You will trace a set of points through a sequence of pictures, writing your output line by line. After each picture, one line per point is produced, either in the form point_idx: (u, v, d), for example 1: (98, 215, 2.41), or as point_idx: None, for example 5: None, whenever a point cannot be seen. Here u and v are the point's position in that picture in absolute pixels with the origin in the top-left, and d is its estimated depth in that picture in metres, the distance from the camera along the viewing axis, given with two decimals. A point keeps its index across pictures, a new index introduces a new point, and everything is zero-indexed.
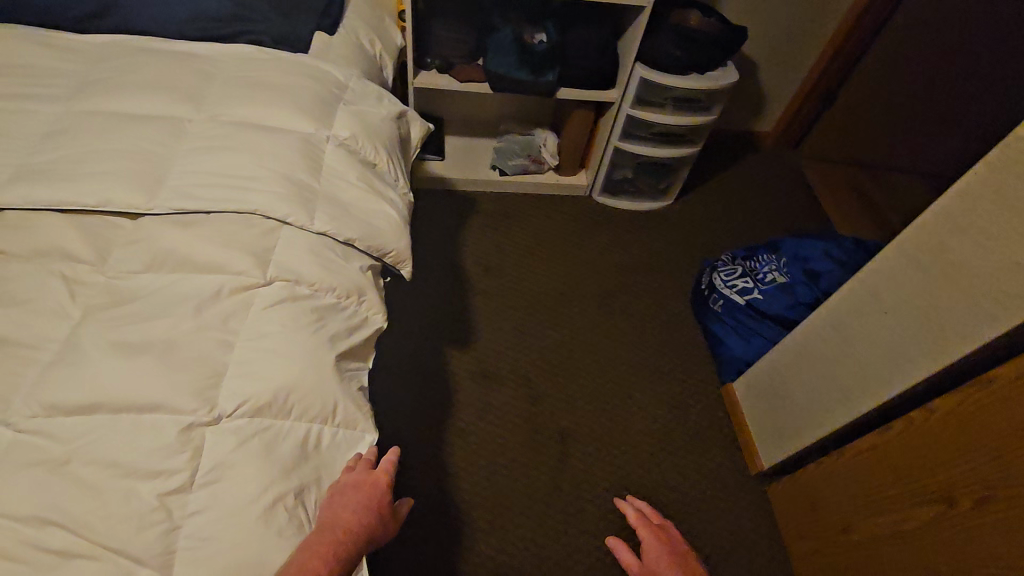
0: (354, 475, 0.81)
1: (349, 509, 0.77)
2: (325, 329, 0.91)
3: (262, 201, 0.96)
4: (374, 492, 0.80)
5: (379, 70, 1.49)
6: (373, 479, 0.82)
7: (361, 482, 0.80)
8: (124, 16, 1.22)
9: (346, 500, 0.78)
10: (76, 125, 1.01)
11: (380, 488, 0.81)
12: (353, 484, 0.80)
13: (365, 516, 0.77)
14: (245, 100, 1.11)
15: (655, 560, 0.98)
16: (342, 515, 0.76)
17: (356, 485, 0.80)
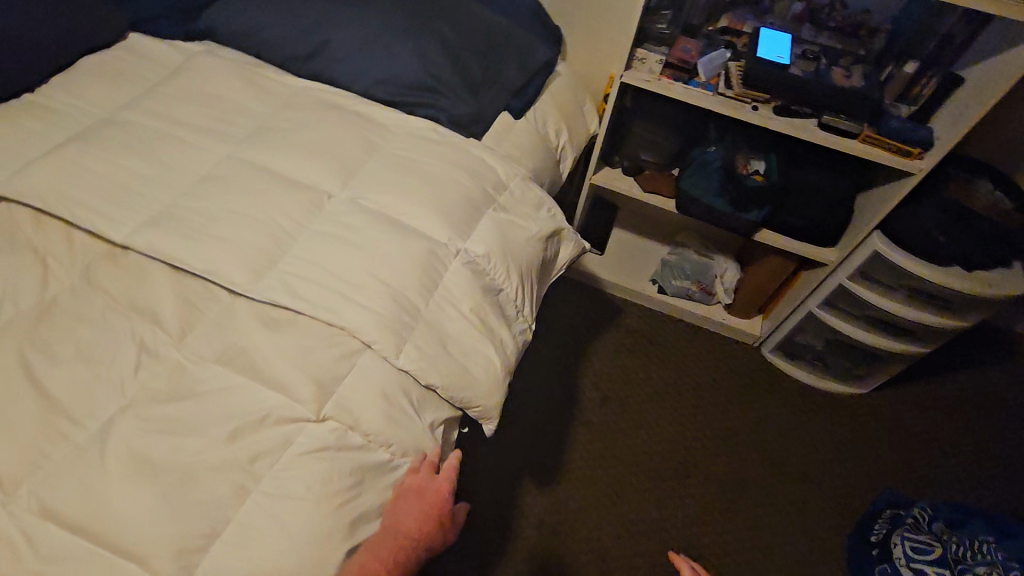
0: (417, 481, 0.80)
1: (410, 515, 0.77)
2: (356, 501, 0.76)
3: (356, 320, 0.84)
4: (436, 497, 0.80)
5: (555, 166, 1.33)
6: (434, 483, 0.81)
7: (424, 489, 0.80)
8: (325, 62, 1.21)
9: (409, 505, 0.78)
10: (231, 175, 1.00)
11: (442, 494, 0.80)
12: (414, 490, 0.80)
13: (425, 523, 0.78)
14: (393, 187, 1.01)
15: None
16: (403, 521, 0.77)
17: (420, 491, 0.80)
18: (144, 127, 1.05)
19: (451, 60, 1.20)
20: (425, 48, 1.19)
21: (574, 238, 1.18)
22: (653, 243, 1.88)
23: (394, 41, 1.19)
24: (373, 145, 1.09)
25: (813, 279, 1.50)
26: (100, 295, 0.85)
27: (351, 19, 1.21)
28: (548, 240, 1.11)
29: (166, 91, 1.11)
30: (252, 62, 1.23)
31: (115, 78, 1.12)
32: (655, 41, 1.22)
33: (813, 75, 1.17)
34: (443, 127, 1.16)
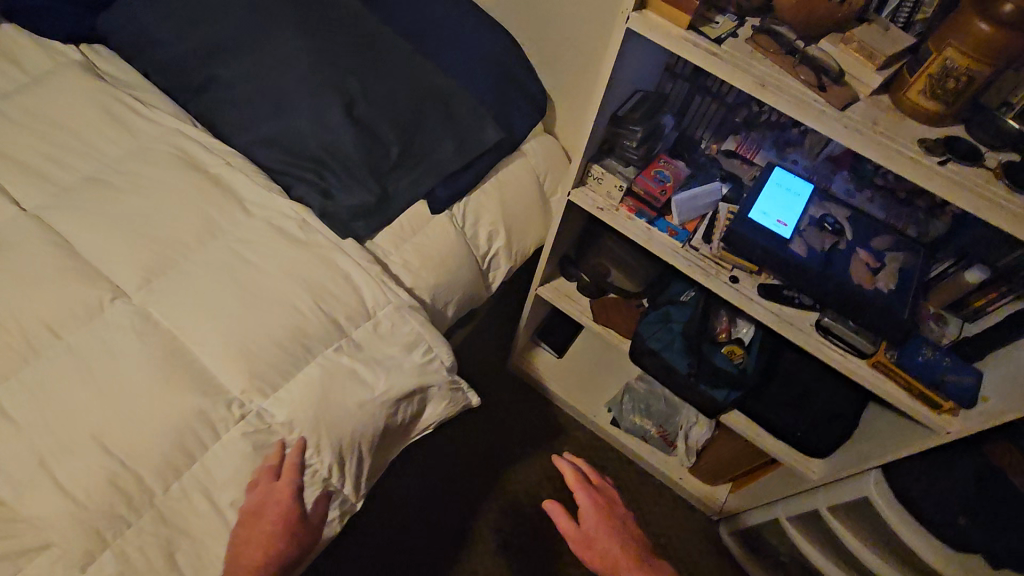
0: (254, 496, 0.69)
1: (251, 542, 0.67)
2: None
3: (48, 505, 0.62)
4: (279, 505, 0.69)
5: (476, 279, 1.05)
6: (274, 491, 0.70)
7: (262, 504, 0.69)
8: (214, 101, 0.98)
9: (247, 530, 0.68)
10: (5, 240, 0.77)
11: (285, 501, 0.69)
12: (253, 513, 0.68)
13: (270, 545, 0.67)
14: (203, 302, 0.77)
15: (600, 529, 0.74)
16: (244, 551, 0.66)
17: (257, 508, 0.69)
18: None
19: (355, 129, 0.93)
20: (328, 107, 0.92)
21: (450, 394, 0.91)
22: (616, 348, 1.55)
23: (291, 93, 0.93)
24: (211, 230, 0.84)
25: (790, 483, 1.15)
26: None
27: (251, 52, 0.96)
28: (403, 399, 0.85)
29: (3, 103, 0.91)
30: (132, 80, 1.00)
31: None
32: (621, 158, 0.90)
33: (821, 259, 0.83)
34: (317, 217, 0.90)
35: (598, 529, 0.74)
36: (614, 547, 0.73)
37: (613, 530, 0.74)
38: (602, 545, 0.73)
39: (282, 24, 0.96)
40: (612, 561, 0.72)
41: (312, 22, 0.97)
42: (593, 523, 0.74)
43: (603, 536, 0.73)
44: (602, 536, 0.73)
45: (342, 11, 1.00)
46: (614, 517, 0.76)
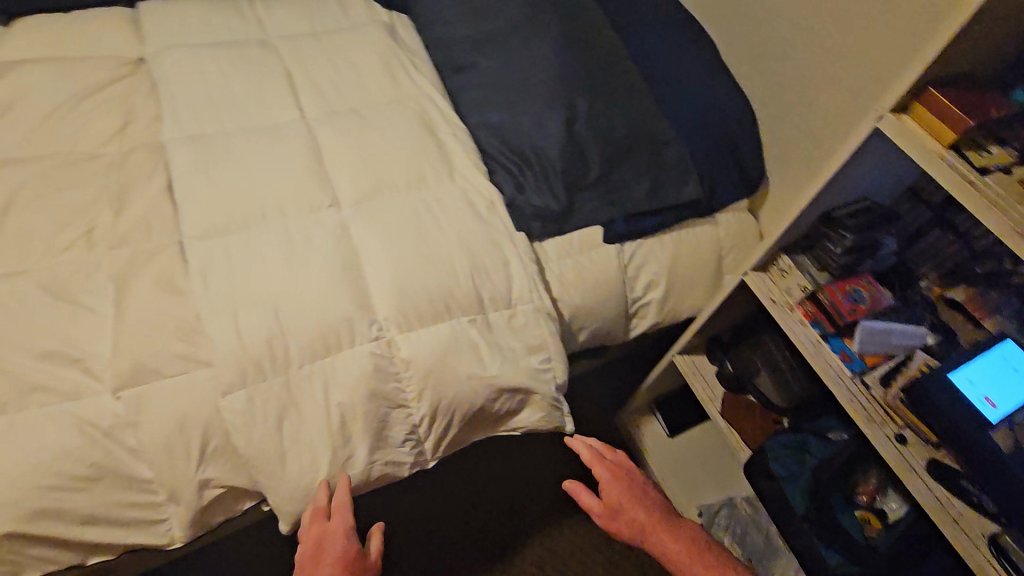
0: (314, 535, 0.76)
1: None
2: (70, 492, 0.70)
3: (222, 333, 0.78)
4: (335, 545, 0.77)
5: (620, 318, 1.05)
6: (330, 535, 0.77)
7: (319, 550, 0.76)
8: (465, 85, 1.13)
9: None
10: (284, 137, 1.01)
11: (338, 540, 0.76)
12: (309, 555, 0.77)
13: None
14: (389, 233, 0.90)
15: (618, 497, 0.96)
16: None
17: (315, 552, 0.76)
18: (277, 61, 1.12)
19: (566, 141, 1.00)
20: (552, 117, 1.02)
21: (549, 408, 0.92)
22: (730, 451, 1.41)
23: (528, 97, 1.05)
24: (419, 182, 0.98)
25: None
26: (110, 175, 0.94)
27: (510, 55, 1.10)
28: (506, 392, 0.88)
29: (326, 44, 1.17)
30: (417, 50, 1.22)
31: (303, 13, 1.22)
32: (818, 261, 0.86)
33: None
34: (503, 203, 0.99)
35: (614, 493, 0.96)
36: (636, 511, 0.94)
37: (632, 496, 0.96)
38: (623, 511, 0.95)
39: (544, 38, 1.09)
40: (638, 523, 0.93)
41: (569, 45, 1.08)
42: (612, 490, 0.96)
43: (623, 501, 0.95)
44: (623, 502, 0.95)
45: (599, 44, 1.10)
46: (634, 486, 0.97)
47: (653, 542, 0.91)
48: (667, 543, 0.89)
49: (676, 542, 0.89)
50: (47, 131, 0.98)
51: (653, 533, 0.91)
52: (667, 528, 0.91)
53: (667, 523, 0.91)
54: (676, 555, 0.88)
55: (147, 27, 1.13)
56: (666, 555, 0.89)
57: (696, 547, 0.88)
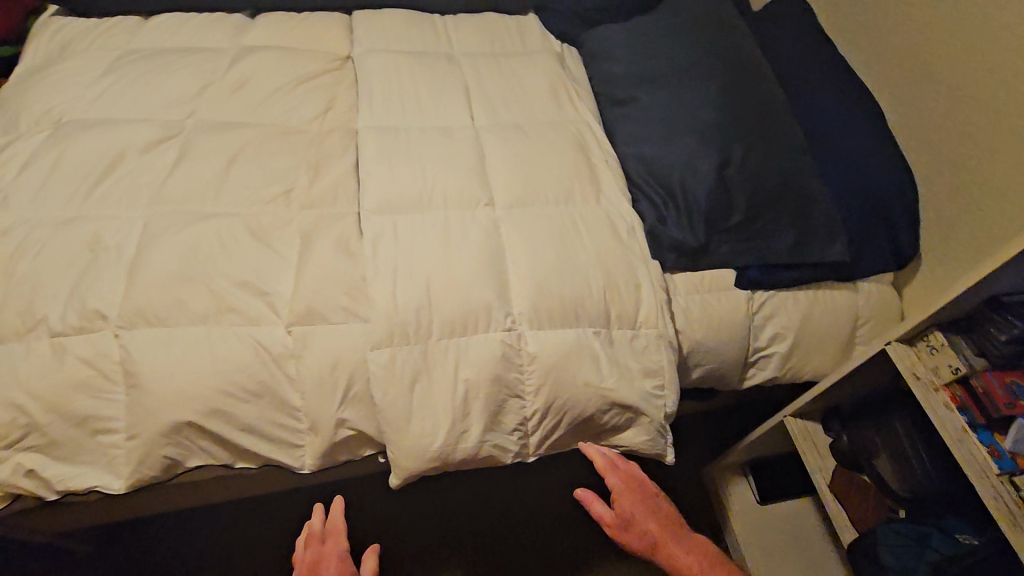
0: (315, 553, 0.96)
1: None
2: (236, 400, 0.82)
3: (380, 295, 0.88)
4: (326, 563, 0.94)
5: (737, 364, 1.04)
6: (327, 554, 0.95)
7: (320, 564, 0.95)
8: (621, 117, 1.20)
9: None
10: (455, 138, 1.12)
11: (329, 559, 0.94)
12: (317, 570, 0.94)
13: None
14: (534, 238, 0.97)
15: (630, 508, 0.94)
16: None
17: (314, 565, 0.95)
18: (459, 74, 1.26)
19: (716, 182, 1.03)
20: (706, 157, 1.05)
21: (654, 434, 0.93)
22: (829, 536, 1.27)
23: (684, 135, 1.09)
24: (568, 197, 1.05)
25: None
26: (309, 147, 1.10)
27: (672, 95, 1.15)
28: (616, 407, 0.91)
29: (502, 64, 1.29)
30: (581, 81, 1.31)
31: (486, 36, 1.36)
32: (977, 346, 0.80)
33: None
34: (643, 231, 1.03)
35: (628, 506, 0.93)
36: (648, 522, 0.94)
37: (645, 509, 0.95)
38: (636, 524, 0.94)
39: (708, 85, 1.14)
40: (650, 535, 0.93)
41: (731, 94, 1.12)
42: (626, 503, 0.93)
43: (636, 513, 0.94)
44: (636, 514, 0.94)
45: (761, 97, 1.13)
46: (646, 498, 0.95)
47: (665, 554, 0.93)
48: (682, 557, 0.91)
49: (687, 552, 0.92)
50: (268, 104, 1.16)
51: (666, 546, 0.93)
52: (679, 540, 0.93)
53: (677, 536, 0.93)
54: (691, 567, 0.91)
55: (358, 31, 1.31)
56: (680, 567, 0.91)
57: (707, 558, 0.92)
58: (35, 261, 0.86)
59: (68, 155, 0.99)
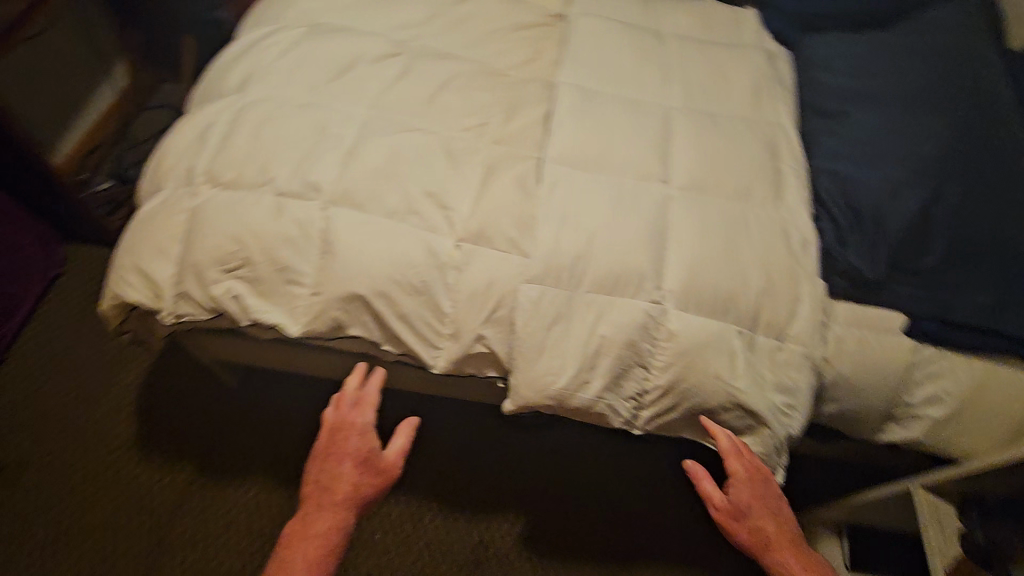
0: (339, 420, 0.93)
1: (345, 471, 0.88)
2: (400, 290, 0.92)
3: (545, 236, 0.93)
4: (347, 437, 0.91)
5: (877, 413, 0.97)
6: (352, 427, 0.92)
7: (342, 434, 0.92)
8: (824, 130, 1.14)
9: (322, 454, 0.90)
10: (647, 111, 1.13)
11: (353, 431, 0.92)
12: (339, 437, 0.91)
13: (359, 480, 0.88)
14: (704, 224, 0.97)
15: (744, 499, 0.86)
16: (338, 478, 0.87)
17: (335, 433, 0.92)
18: (665, 52, 1.26)
19: (916, 220, 0.95)
20: (912, 190, 0.97)
21: (769, 450, 0.91)
22: None
23: (894, 162, 1.01)
24: (746, 194, 1.03)
25: None
26: (510, 89, 1.17)
27: (890, 119, 1.07)
28: (739, 409, 0.89)
29: (710, 51, 1.27)
30: (787, 85, 1.25)
31: (700, 21, 1.34)
32: None
33: None
34: (816, 249, 0.99)
35: (742, 496, 0.86)
36: (764, 521, 0.85)
37: (762, 507, 0.86)
38: (748, 516, 0.86)
39: (937, 117, 1.04)
40: (763, 533, 0.85)
41: (963, 132, 1.02)
42: (740, 492, 0.86)
43: (749, 506, 0.86)
44: (750, 508, 0.86)
45: (1000, 143, 1.01)
46: (766, 496, 0.87)
47: (774, 560, 0.84)
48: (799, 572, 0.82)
49: (801, 565, 0.83)
50: (483, 42, 1.24)
51: (777, 551, 0.84)
52: (796, 552, 0.84)
53: (794, 543, 0.84)
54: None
55: None
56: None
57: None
58: (276, 132, 1.02)
59: (317, 51, 1.15)
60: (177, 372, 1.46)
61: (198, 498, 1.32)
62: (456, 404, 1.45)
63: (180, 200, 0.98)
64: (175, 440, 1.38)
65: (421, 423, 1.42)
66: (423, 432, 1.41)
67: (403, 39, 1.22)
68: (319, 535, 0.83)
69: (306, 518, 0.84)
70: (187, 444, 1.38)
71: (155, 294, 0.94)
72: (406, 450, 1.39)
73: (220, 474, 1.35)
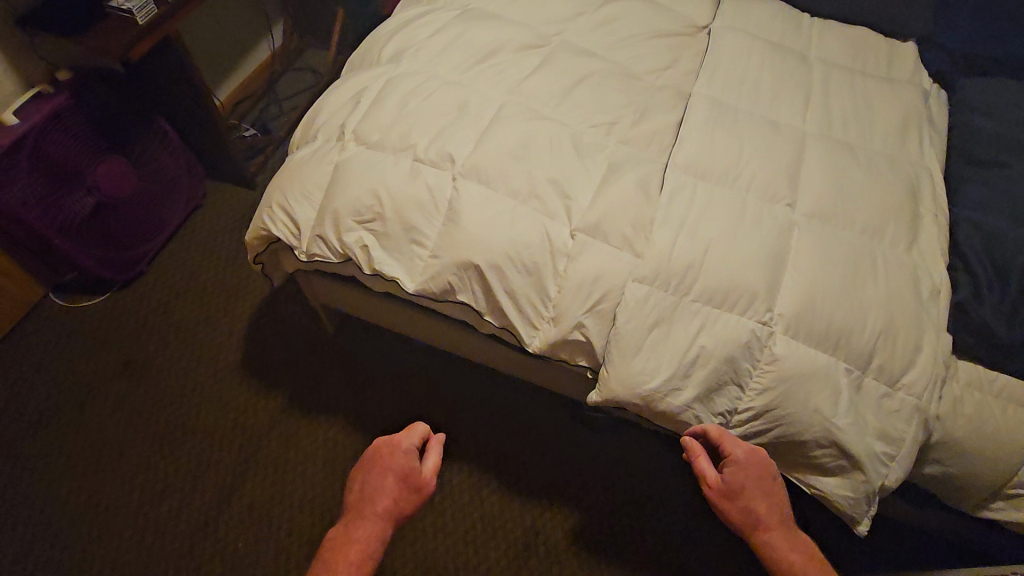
0: (387, 441, 0.89)
1: (386, 489, 0.84)
2: (513, 267, 0.96)
3: (660, 238, 0.95)
4: (393, 455, 0.87)
5: (987, 486, 0.90)
6: (396, 445, 0.88)
7: (387, 453, 0.87)
8: (975, 179, 1.07)
9: (366, 472, 0.87)
10: (782, 133, 1.11)
11: (398, 450, 0.87)
12: (381, 453, 0.88)
13: (397, 498, 0.84)
14: (827, 254, 0.94)
15: (740, 481, 0.81)
16: (379, 494, 0.84)
17: (380, 451, 0.88)
18: (808, 76, 1.22)
19: None
20: None
21: (859, 498, 0.86)
22: None
23: None
24: (876, 232, 0.99)
25: None
26: (644, 92, 1.19)
27: None
28: (834, 449, 0.86)
29: (858, 81, 1.22)
30: (938, 127, 1.18)
31: (850, 50, 1.29)
32: None
33: None
34: (946, 300, 0.94)
35: (738, 476, 0.81)
36: (757, 502, 0.80)
37: (760, 491, 0.81)
38: (743, 498, 0.80)
39: None
40: (756, 516, 0.79)
41: None
42: (736, 473, 0.82)
43: (746, 489, 0.81)
44: (745, 490, 0.80)
45: None
46: (766, 480, 0.81)
47: (767, 544, 0.78)
48: (789, 553, 0.76)
49: (794, 550, 0.77)
50: (624, 45, 1.27)
51: (770, 536, 0.78)
52: (788, 537, 0.78)
53: (789, 531, 0.78)
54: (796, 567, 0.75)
55: (724, 6, 1.35)
56: (782, 565, 0.75)
57: (819, 571, 0.75)
58: (422, 103, 1.10)
59: (467, 34, 1.22)
60: (285, 310, 1.61)
61: (285, 426, 1.45)
62: (530, 389, 1.49)
63: (329, 152, 1.08)
64: (273, 370, 1.52)
65: (494, 401, 1.48)
66: (495, 409, 1.47)
67: (548, 33, 1.26)
68: (354, 553, 0.79)
69: (343, 534, 0.81)
70: (284, 375, 1.51)
71: (294, 232, 1.05)
72: (477, 422, 1.45)
73: (308, 408, 1.47)
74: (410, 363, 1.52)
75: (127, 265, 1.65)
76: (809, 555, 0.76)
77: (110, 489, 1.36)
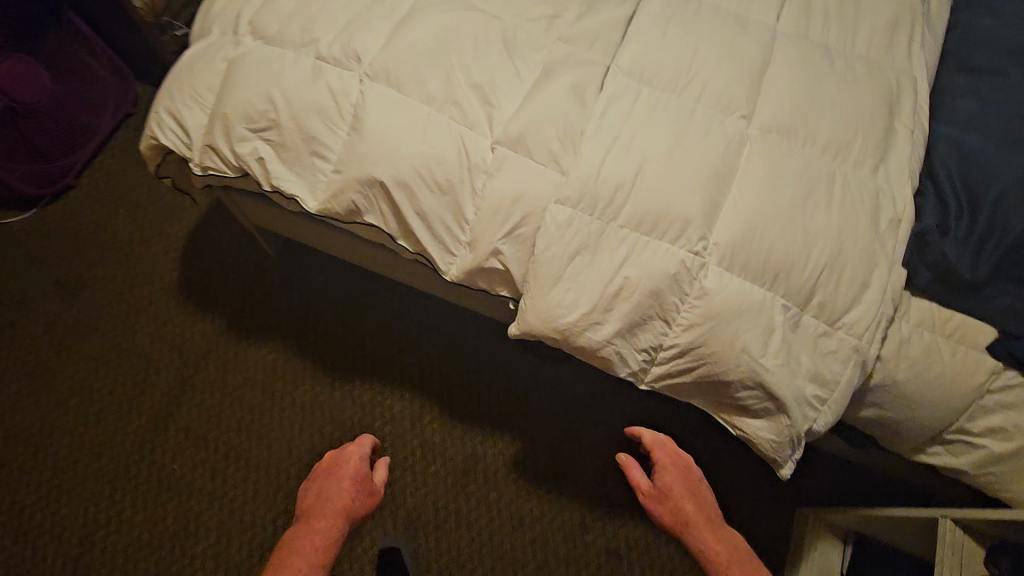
0: (340, 456, 1.14)
1: (344, 494, 1.07)
2: (424, 186, 0.86)
3: (590, 155, 0.83)
4: (350, 468, 1.11)
5: (923, 430, 0.84)
6: (346, 459, 1.13)
7: (342, 469, 1.11)
8: (966, 89, 0.92)
9: (326, 482, 1.10)
10: (749, 29, 0.95)
11: (353, 466, 1.12)
12: (335, 467, 1.12)
13: (360, 501, 1.07)
14: (777, 175, 0.82)
15: (669, 485, 1.05)
16: (337, 497, 1.06)
17: (334, 466, 1.12)
18: None
19: None
20: None
21: (785, 443, 0.81)
22: None
23: None
24: (840, 151, 0.86)
25: None
26: None
27: None
28: (761, 391, 0.79)
29: None
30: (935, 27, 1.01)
31: None
32: None
33: None
34: (909, 230, 0.83)
35: (668, 482, 1.05)
36: (683, 501, 1.03)
37: (683, 489, 1.05)
38: (672, 498, 1.04)
39: None
40: (684, 512, 1.02)
41: None
42: (667, 479, 1.06)
43: (673, 490, 1.04)
44: (673, 491, 1.04)
45: None
46: (689, 481, 1.06)
47: (695, 536, 1.00)
48: (712, 543, 0.99)
49: (716, 540, 1.00)
50: None
51: (696, 529, 1.01)
52: (711, 530, 1.00)
53: (710, 523, 1.01)
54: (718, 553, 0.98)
55: None
56: (709, 552, 0.98)
57: (738, 552, 0.98)
58: None
59: None
60: (222, 231, 1.51)
61: (222, 351, 1.40)
62: (477, 318, 1.42)
63: (222, 48, 0.94)
64: (210, 294, 1.45)
65: (439, 329, 1.42)
66: (440, 337, 1.41)
67: None
68: (317, 541, 0.99)
69: (304, 528, 1.02)
70: (220, 299, 1.45)
71: (185, 142, 0.93)
72: (420, 350, 1.40)
73: (245, 333, 1.41)
74: (353, 289, 1.45)
75: (53, 177, 1.54)
76: (726, 541, 0.99)
77: (43, 412, 1.34)
